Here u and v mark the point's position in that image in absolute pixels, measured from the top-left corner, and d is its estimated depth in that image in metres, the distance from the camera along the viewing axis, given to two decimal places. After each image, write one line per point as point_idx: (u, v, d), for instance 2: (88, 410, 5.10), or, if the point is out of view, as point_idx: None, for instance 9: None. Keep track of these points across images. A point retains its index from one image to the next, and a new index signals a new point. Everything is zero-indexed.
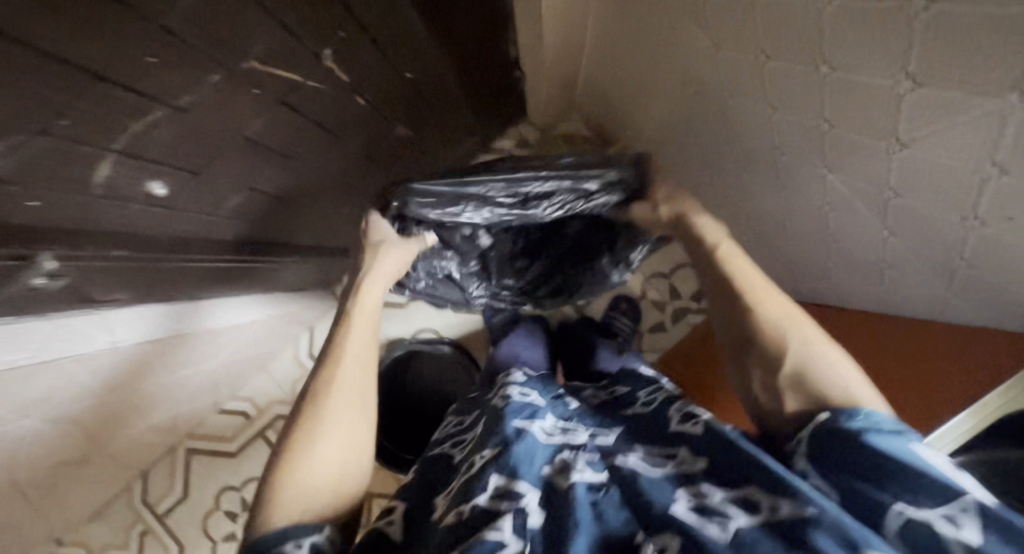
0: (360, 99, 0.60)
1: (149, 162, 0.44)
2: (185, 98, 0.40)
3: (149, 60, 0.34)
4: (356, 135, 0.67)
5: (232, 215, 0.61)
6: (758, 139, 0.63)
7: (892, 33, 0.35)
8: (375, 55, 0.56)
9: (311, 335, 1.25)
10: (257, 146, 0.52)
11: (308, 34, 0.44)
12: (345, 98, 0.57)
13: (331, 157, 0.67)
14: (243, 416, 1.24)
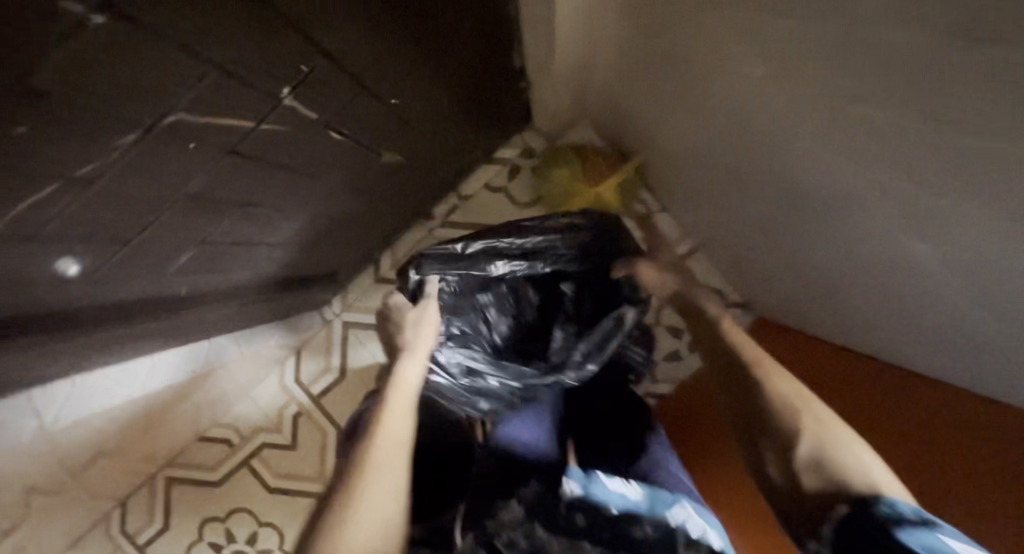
0: (337, 133, 0.50)
1: (49, 234, 0.33)
2: (88, 166, 0.30)
3: (20, 133, 0.24)
4: (340, 171, 0.57)
5: (183, 266, 0.50)
6: None
7: None
8: (354, 84, 0.46)
9: (298, 360, 1.14)
10: (205, 198, 0.42)
11: (260, 72, 0.34)
12: (318, 135, 0.47)
13: (308, 194, 0.57)
14: (226, 444, 1.15)
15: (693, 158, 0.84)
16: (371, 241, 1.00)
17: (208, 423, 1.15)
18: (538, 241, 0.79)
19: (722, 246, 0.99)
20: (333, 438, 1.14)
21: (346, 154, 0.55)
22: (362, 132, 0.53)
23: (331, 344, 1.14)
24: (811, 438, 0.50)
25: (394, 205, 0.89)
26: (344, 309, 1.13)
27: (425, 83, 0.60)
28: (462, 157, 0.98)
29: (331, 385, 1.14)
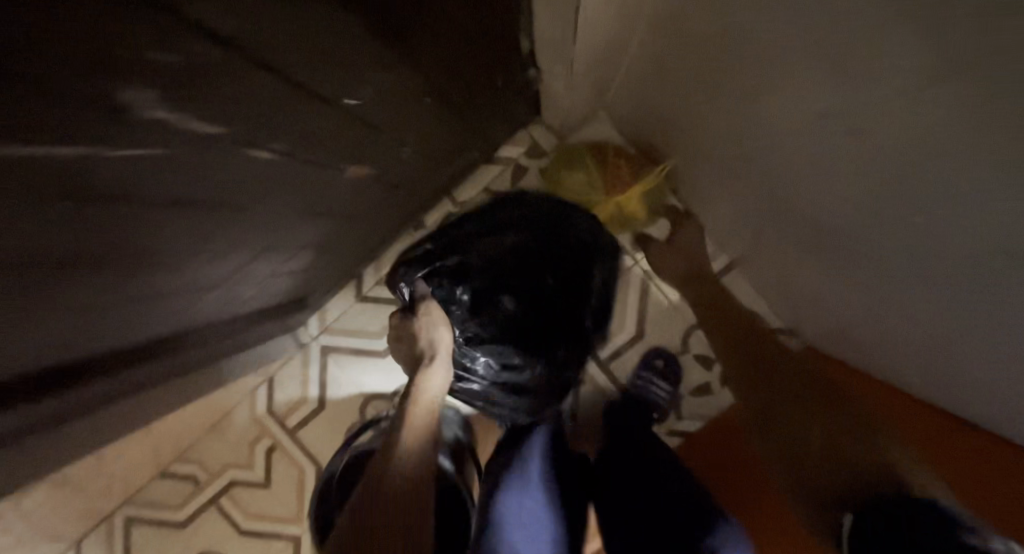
0: (259, 150, 0.35)
1: None
2: None
3: None
4: (268, 188, 0.42)
5: (51, 325, 0.34)
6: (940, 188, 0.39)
7: None
8: (284, 80, 0.31)
9: (270, 388, 1.00)
10: (55, 234, 0.26)
11: (138, 39, 0.18)
12: (232, 144, 0.32)
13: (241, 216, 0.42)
14: (192, 481, 1.02)
15: (731, 164, 0.70)
16: (348, 257, 0.85)
17: (171, 459, 1.01)
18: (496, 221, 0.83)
19: (762, 266, 0.84)
20: (312, 476, 1.00)
21: (272, 167, 0.40)
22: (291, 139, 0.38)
23: (308, 370, 1.00)
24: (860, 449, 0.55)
25: (373, 217, 0.75)
26: (323, 331, 0.99)
27: (396, 71, 0.45)
28: (457, 159, 0.83)
29: (309, 417, 1.00)
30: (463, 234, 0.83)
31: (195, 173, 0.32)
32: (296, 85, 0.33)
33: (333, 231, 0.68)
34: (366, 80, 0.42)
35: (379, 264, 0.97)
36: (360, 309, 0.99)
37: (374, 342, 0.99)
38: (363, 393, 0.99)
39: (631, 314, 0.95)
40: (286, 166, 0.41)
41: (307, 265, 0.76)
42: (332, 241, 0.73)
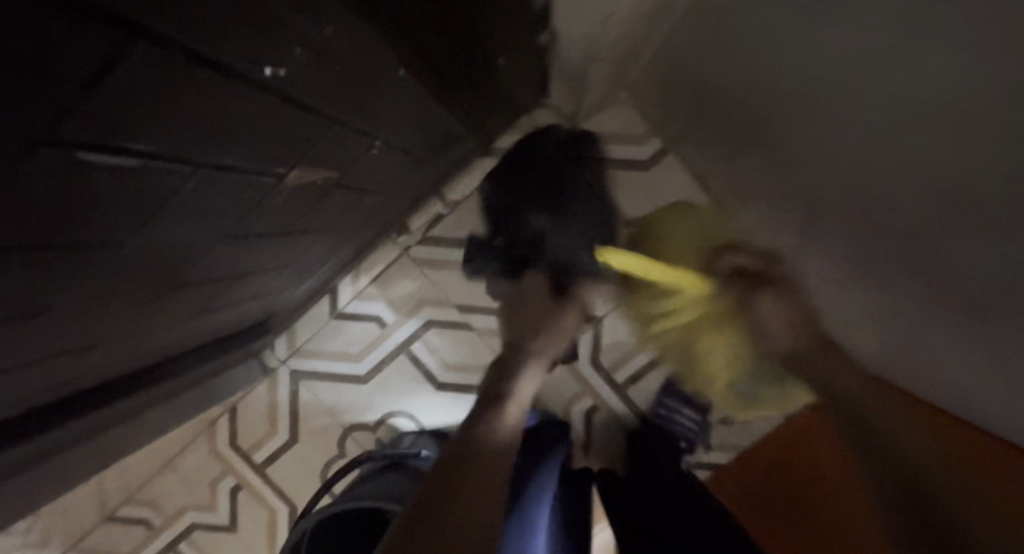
0: (144, 153, 0.21)
1: None
2: None
3: None
4: (138, 195, 0.24)
5: None
6: None
7: None
8: (207, 50, 0.18)
9: (233, 420, 0.87)
10: None
11: None
12: (89, 164, 0.18)
13: (127, 255, 0.28)
14: (145, 527, 0.88)
15: (766, 170, 0.59)
16: (316, 274, 0.71)
17: (118, 503, 0.87)
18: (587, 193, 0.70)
19: None
20: (285, 517, 0.87)
21: (120, 179, 0.21)
22: (156, 115, 0.19)
23: (276, 398, 0.86)
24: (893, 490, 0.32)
25: (344, 229, 0.61)
26: (293, 353, 0.86)
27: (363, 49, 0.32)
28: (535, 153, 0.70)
29: (278, 451, 0.87)
30: (579, 198, 0.69)
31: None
32: (147, 33, 0.14)
33: (292, 252, 0.54)
34: (304, 34, 0.25)
35: (355, 275, 0.84)
36: (336, 328, 0.85)
37: (354, 365, 0.85)
38: (341, 423, 0.86)
39: None
40: (156, 181, 0.24)
41: (263, 292, 0.61)
42: (294, 261, 0.58)
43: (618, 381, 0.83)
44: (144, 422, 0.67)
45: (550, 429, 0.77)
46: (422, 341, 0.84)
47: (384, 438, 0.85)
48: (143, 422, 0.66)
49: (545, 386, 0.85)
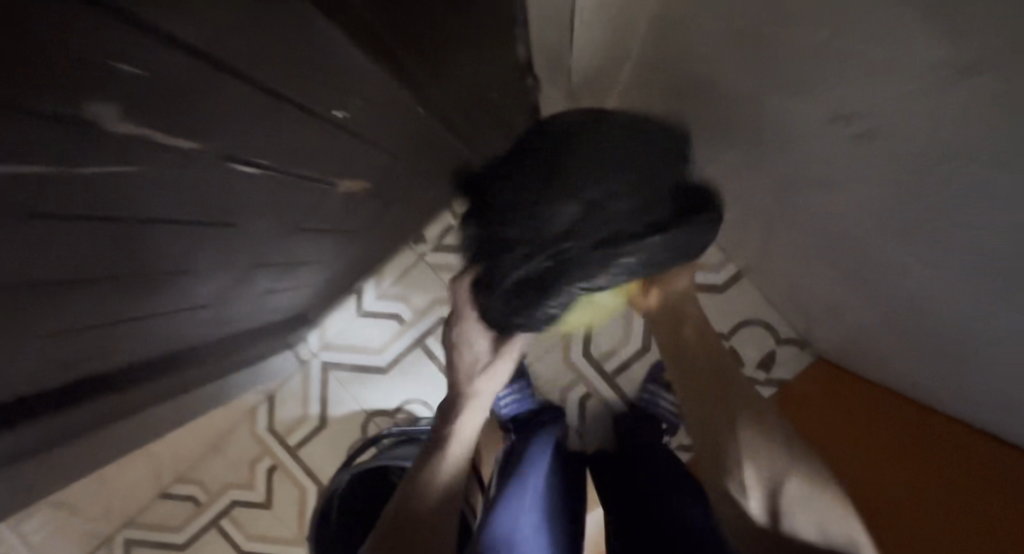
0: (253, 165, 0.34)
1: None
2: None
3: None
4: (249, 201, 0.38)
5: (49, 363, 0.36)
6: (912, 195, 0.39)
7: None
8: (287, 104, 0.31)
9: (271, 407, 0.99)
10: (52, 281, 0.27)
11: (84, 100, 0.18)
12: (219, 169, 0.31)
13: (230, 243, 0.42)
14: (192, 503, 1.00)
15: (723, 179, 0.70)
16: (346, 274, 0.83)
17: (172, 479, 1.00)
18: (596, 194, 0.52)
19: (775, 273, 0.80)
20: (314, 494, 0.98)
21: (240, 184, 0.35)
22: (269, 145, 0.34)
23: (308, 387, 0.99)
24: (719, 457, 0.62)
25: (372, 235, 0.74)
26: (323, 347, 0.98)
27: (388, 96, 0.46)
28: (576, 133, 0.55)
29: (309, 434, 0.98)
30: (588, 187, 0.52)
31: (149, 198, 0.28)
32: (282, 96, 0.31)
33: (333, 252, 0.67)
34: (359, 90, 0.38)
35: (379, 278, 0.97)
36: (360, 324, 0.97)
37: (375, 357, 0.97)
38: (364, 409, 0.97)
39: (637, 326, 0.93)
40: (259, 188, 0.38)
41: (305, 290, 0.74)
42: (333, 262, 0.72)
43: (608, 369, 0.94)
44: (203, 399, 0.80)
45: (546, 412, 0.88)
46: (435, 336, 0.96)
47: (401, 422, 0.96)
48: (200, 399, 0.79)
49: (543, 375, 0.95)
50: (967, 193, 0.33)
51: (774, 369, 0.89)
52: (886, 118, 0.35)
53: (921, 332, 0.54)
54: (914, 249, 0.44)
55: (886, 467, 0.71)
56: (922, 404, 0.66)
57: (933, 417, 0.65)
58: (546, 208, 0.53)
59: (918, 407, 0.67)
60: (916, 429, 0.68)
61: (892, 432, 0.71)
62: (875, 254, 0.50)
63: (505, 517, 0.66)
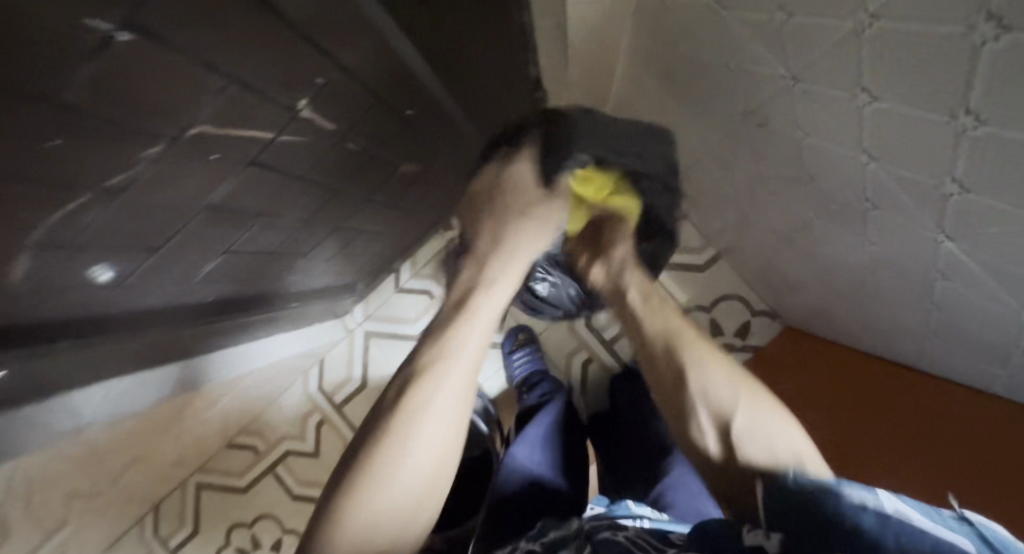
0: (352, 145, 0.52)
1: (111, 246, 0.37)
2: (130, 118, 0.29)
3: (90, 69, 0.24)
4: (345, 175, 0.56)
5: (211, 276, 0.54)
6: (802, 165, 0.55)
7: (946, 67, 0.29)
8: (378, 104, 0.49)
9: (321, 369, 1.17)
10: (236, 208, 0.45)
11: (279, 87, 0.36)
12: (333, 147, 0.49)
13: (327, 207, 0.60)
14: (252, 452, 1.18)
15: (698, 169, 0.86)
16: (389, 253, 1.02)
17: (236, 432, 1.18)
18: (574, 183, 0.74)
19: (745, 252, 0.95)
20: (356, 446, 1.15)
21: (343, 160, 0.53)
22: (363, 133, 0.52)
23: (353, 352, 1.17)
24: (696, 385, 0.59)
25: (413, 220, 0.93)
26: (365, 318, 1.16)
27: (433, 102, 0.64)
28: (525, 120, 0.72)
29: (353, 394, 1.16)
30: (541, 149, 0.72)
31: (298, 163, 0.47)
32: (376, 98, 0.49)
33: (385, 230, 0.86)
34: (420, 97, 0.56)
35: (414, 260, 1.15)
36: (398, 299, 1.16)
37: (409, 327, 1.15)
38: None
39: None
40: (353, 166, 0.56)
41: (359, 263, 0.93)
42: (383, 240, 0.90)
43: (606, 338, 1.10)
44: (264, 348, 1.01)
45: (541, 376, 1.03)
46: None
47: None
48: (262, 348, 1.00)
49: (552, 344, 1.11)
50: (821, 155, 0.49)
51: (750, 337, 1.04)
52: (771, 109, 0.51)
53: (844, 280, 0.69)
54: (817, 207, 0.60)
55: (863, 424, 0.80)
56: (884, 359, 0.80)
57: (889, 366, 0.79)
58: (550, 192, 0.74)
59: (881, 363, 0.80)
60: (881, 385, 0.79)
61: (859, 389, 0.82)
62: (802, 215, 0.65)
63: (516, 455, 0.81)
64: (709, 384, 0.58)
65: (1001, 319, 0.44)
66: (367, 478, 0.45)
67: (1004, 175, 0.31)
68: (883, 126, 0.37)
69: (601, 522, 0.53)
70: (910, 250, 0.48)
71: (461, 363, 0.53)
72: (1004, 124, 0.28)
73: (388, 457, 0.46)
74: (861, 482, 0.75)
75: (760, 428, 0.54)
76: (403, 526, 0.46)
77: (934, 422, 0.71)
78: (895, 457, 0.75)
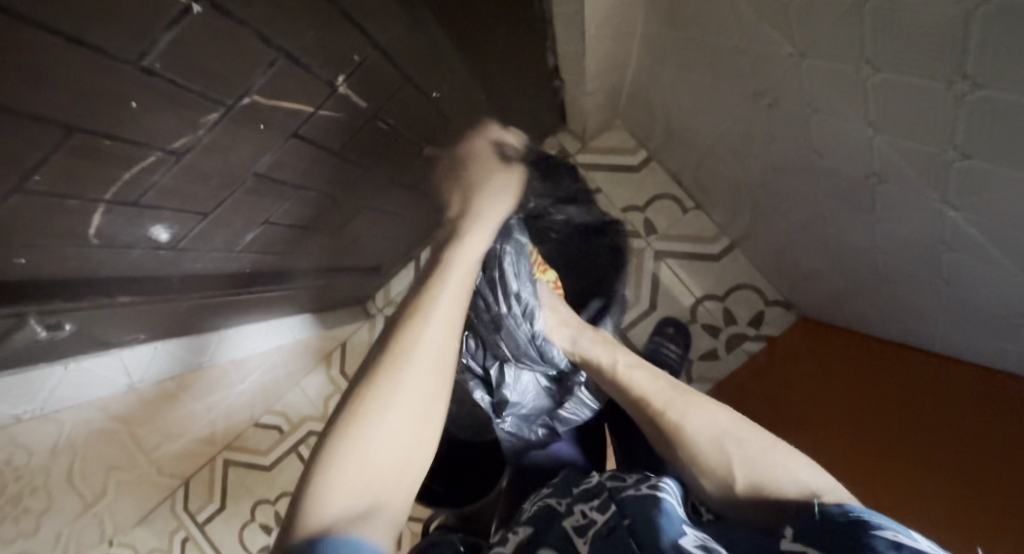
0: (383, 124, 0.55)
1: (168, 207, 0.42)
2: (196, 84, 0.32)
3: (169, 35, 0.28)
4: (375, 156, 0.60)
5: (250, 247, 0.58)
6: (811, 146, 0.56)
7: (937, 36, 0.31)
8: (407, 85, 0.53)
9: (343, 352, 1.22)
10: (276, 181, 0.50)
11: (319, 63, 0.40)
12: (366, 125, 0.53)
13: (355, 187, 0.64)
14: (277, 431, 1.23)
15: (712, 158, 0.88)
16: (410, 240, 1.06)
17: (261, 411, 1.23)
18: (513, 303, 0.73)
19: (758, 242, 0.97)
20: None
21: (374, 140, 0.57)
22: (394, 114, 0.55)
23: (374, 336, 1.21)
24: (680, 436, 0.57)
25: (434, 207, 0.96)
26: (386, 304, 1.21)
27: None
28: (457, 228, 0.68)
29: None
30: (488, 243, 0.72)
31: (334, 141, 0.51)
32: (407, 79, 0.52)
33: (407, 216, 0.89)
34: (446, 81, 0.59)
35: None
36: None
37: None
38: None
39: (644, 290, 1.11)
40: (383, 147, 0.59)
41: (381, 248, 0.97)
42: (405, 225, 0.94)
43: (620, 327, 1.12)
44: (277, 325, 1.08)
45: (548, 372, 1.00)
46: None
47: None
48: (276, 323, 1.07)
49: None
50: (827, 134, 0.51)
51: (763, 326, 1.05)
52: (779, 88, 0.53)
53: (855, 263, 0.70)
54: (825, 189, 0.62)
55: (888, 418, 0.78)
56: (897, 344, 0.80)
57: (902, 350, 0.79)
58: (503, 323, 0.73)
59: (897, 347, 0.80)
60: (900, 367, 0.79)
61: (875, 375, 0.82)
62: (812, 198, 0.67)
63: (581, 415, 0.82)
64: (694, 434, 0.56)
65: (1006, 286, 0.46)
66: (351, 439, 0.46)
67: (997, 138, 0.33)
68: (887, 96, 0.39)
69: (616, 480, 0.55)
70: (917, 224, 0.50)
71: (437, 332, 0.56)
72: (994, 86, 0.30)
73: (372, 418, 0.47)
74: (902, 485, 0.71)
75: (759, 466, 0.50)
76: (389, 488, 0.46)
77: (958, 407, 0.68)
78: (926, 476, 0.68)
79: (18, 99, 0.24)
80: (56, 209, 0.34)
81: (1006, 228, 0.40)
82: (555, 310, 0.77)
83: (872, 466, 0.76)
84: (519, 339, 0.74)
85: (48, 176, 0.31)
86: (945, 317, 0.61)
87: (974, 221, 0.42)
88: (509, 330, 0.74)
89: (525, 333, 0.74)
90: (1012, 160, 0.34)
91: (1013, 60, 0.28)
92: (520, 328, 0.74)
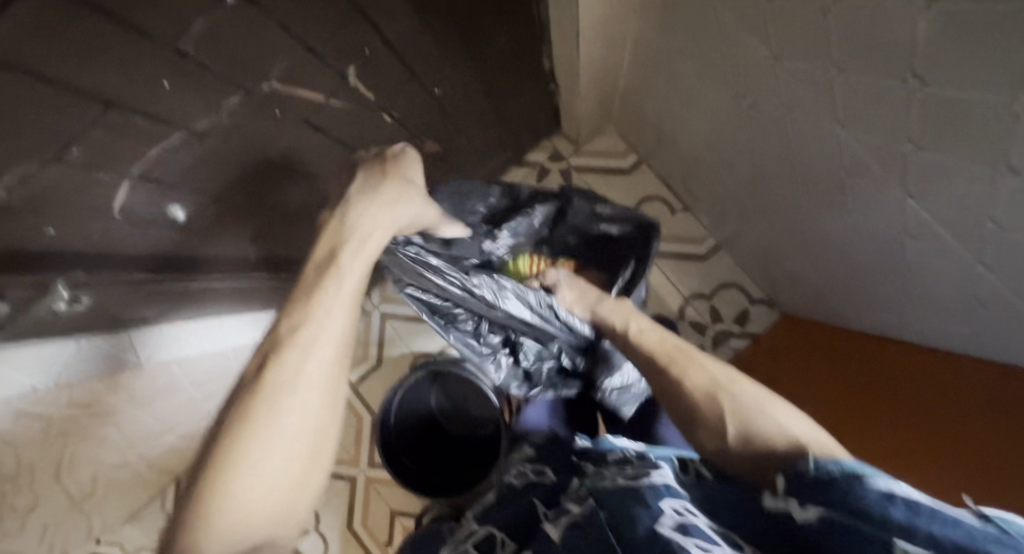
0: (387, 117, 0.58)
1: (186, 187, 0.44)
2: (221, 67, 0.35)
3: (202, 22, 0.30)
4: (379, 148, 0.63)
5: (256, 232, 0.61)
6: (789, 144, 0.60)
7: (891, 39, 0.35)
8: (411, 80, 0.56)
9: None
10: (286, 167, 0.52)
11: (332, 54, 0.42)
12: (372, 116, 0.56)
13: None
14: None
15: (699, 160, 0.93)
16: None
17: None
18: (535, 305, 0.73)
19: (743, 241, 1.01)
20: (367, 424, 1.17)
21: (379, 133, 0.60)
22: (399, 107, 0.58)
23: (369, 332, 1.22)
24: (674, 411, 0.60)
25: None
26: (382, 301, 1.23)
27: None
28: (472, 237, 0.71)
29: (367, 372, 1.21)
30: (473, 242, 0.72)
31: (341, 130, 0.53)
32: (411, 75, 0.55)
33: None
34: (447, 78, 0.62)
35: None
36: None
37: None
38: (413, 351, 1.20)
39: None
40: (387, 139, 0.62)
41: None
42: None
43: None
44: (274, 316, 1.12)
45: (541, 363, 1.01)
46: None
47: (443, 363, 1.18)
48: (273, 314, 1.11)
49: None
50: (803, 132, 0.55)
51: (748, 324, 1.09)
52: (759, 90, 0.57)
53: (831, 257, 0.74)
54: (802, 186, 0.66)
55: (872, 401, 0.82)
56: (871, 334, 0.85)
57: (879, 342, 0.83)
58: (538, 326, 0.75)
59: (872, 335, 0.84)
60: (877, 353, 0.83)
61: (855, 362, 0.86)
62: (791, 196, 0.71)
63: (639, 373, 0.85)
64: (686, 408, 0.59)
65: (963, 272, 0.50)
66: (224, 488, 0.38)
67: (947, 130, 0.37)
68: (852, 94, 0.43)
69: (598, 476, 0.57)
70: (883, 217, 0.54)
71: (328, 341, 0.46)
72: (940, 83, 0.34)
73: (243, 462, 0.39)
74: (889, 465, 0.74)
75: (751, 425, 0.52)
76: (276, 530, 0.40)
77: (938, 387, 0.71)
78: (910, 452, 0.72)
79: (72, 74, 0.27)
80: (85, 182, 0.36)
81: (958, 215, 0.44)
82: (574, 287, 0.77)
83: (861, 449, 0.79)
84: (553, 332, 0.77)
85: (85, 149, 0.33)
86: (915, 307, 0.65)
87: (931, 209, 0.46)
88: (542, 328, 0.76)
89: (557, 329, 0.76)
90: (961, 150, 0.38)
91: (954, 59, 0.32)
92: (554, 319, 0.75)
